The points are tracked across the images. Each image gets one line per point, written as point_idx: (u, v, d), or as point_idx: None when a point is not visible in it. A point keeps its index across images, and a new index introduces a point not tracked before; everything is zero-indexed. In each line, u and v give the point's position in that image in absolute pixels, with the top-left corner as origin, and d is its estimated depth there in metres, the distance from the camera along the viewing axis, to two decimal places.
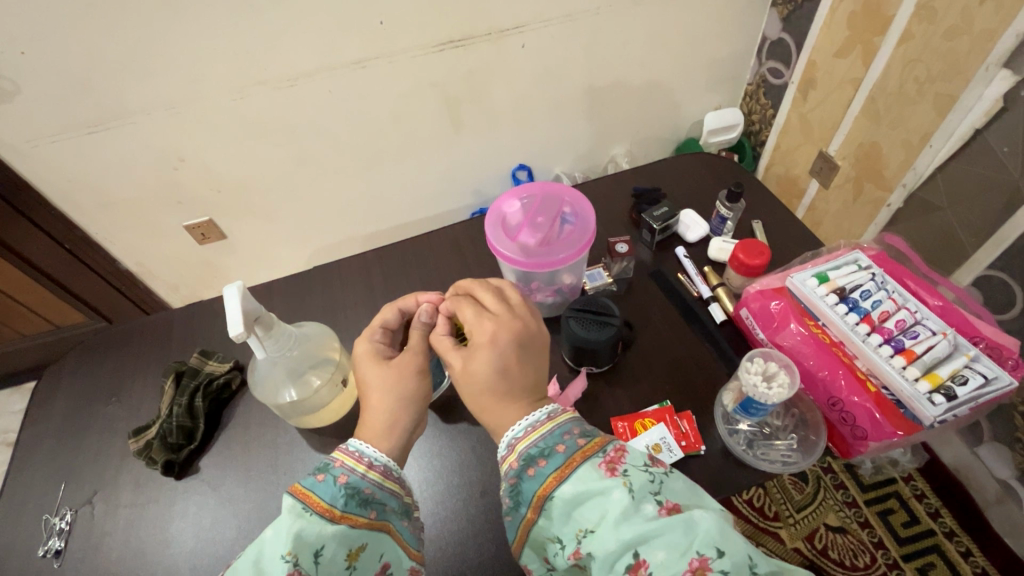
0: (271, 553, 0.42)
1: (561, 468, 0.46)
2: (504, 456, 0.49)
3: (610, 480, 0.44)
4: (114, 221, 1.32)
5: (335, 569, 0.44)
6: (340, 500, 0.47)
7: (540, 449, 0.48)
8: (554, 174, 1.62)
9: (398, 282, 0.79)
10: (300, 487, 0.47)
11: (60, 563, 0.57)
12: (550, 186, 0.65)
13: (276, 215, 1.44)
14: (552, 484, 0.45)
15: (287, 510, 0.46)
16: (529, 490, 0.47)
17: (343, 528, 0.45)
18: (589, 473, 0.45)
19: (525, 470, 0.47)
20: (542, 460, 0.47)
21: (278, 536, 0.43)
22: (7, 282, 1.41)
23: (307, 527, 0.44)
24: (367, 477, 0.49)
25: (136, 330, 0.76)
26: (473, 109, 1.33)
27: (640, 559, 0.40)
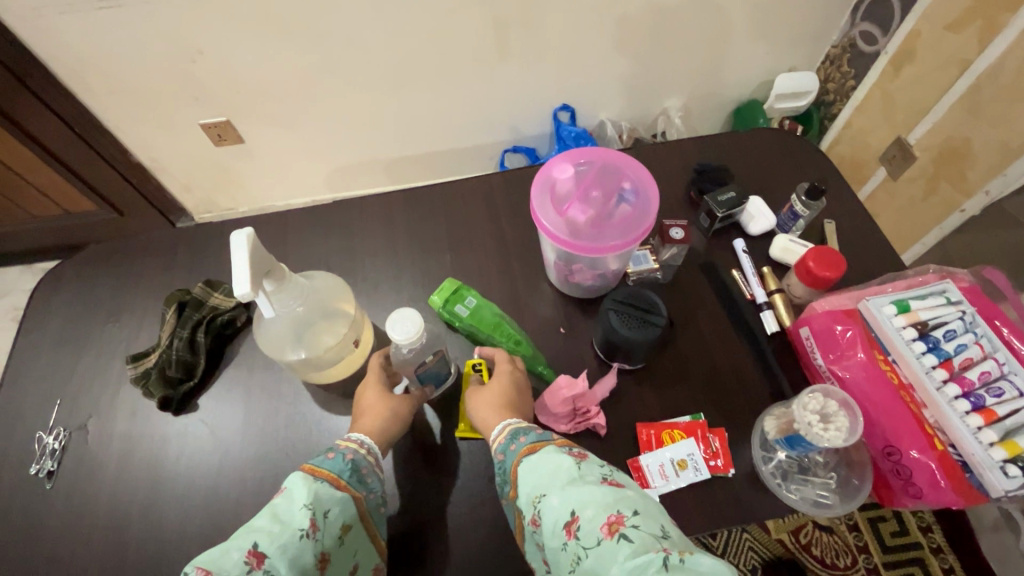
0: (289, 505, 0.44)
1: (531, 445, 0.48)
2: (493, 439, 0.51)
3: (570, 455, 0.45)
4: (126, 109, 1.24)
5: (333, 533, 0.45)
6: (345, 473, 0.49)
7: (515, 431, 0.50)
8: (599, 120, 1.49)
9: (422, 230, 0.72)
10: (310, 462, 0.49)
11: (53, 484, 0.56)
12: (610, 154, 0.57)
13: (296, 125, 1.35)
14: (522, 454, 0.47)
15: (296, 477, 0.47)
16: (507, 464, 0.49)
17: (345, 497, 0.48)
18: (552, 449, 0.46)
19: (506, 445, 0.49)
20: (521, 437, 0.49)
21: (295, 492, 0.45)
22: (12, 161, 1.31)
23: (321, 489, 0.46)
24: (366, 457, 0.52)
25: (138, 244, 0.70)
26: (522, 34, 1.19)
27: (573, 516, 0.40)
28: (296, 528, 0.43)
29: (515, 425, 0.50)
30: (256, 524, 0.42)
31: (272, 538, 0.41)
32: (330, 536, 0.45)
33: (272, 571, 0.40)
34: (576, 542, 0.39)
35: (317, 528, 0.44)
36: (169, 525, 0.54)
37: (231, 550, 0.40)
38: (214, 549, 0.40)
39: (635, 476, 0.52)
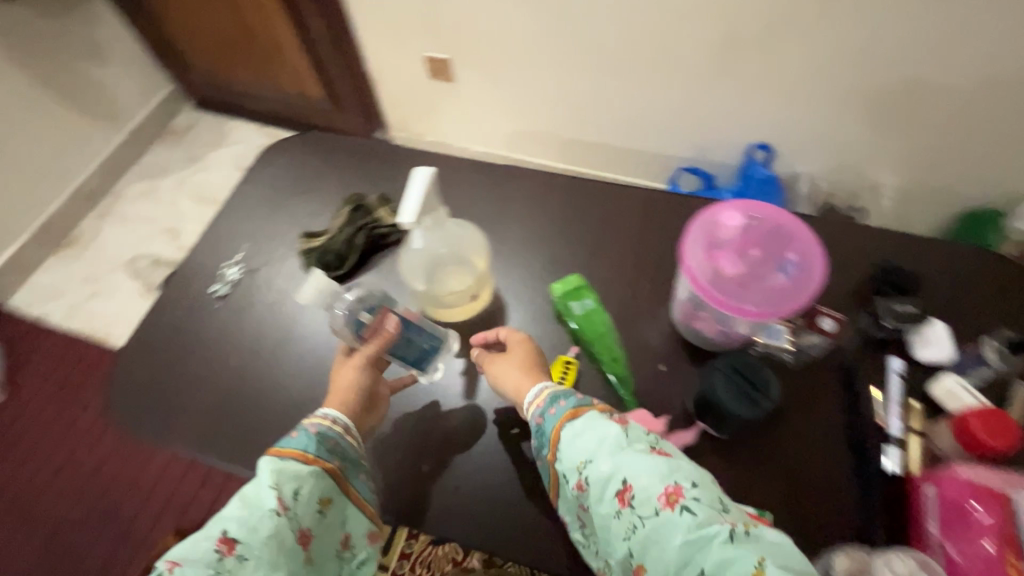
0: (258, 487, 0.51)
1: (573, 411, 0.52)
2: (529, 401, 0.56)
3: (613, 423, 0.50)
4: (378, 23, 1.43)
5: (309, 507, 0.52)
6: (312, 447, 0.55)
7: (555, 397, 0.54)
8: (794, 172, 1.36)
9: (570, 220, 0.74)
10: (276, 444, 0.55)
11: (220, 305, 0.71)
12: (790, 219, 0.53)
13: (503, 79, 1.45)
14: (565, 420, 0.52)
15: (265, 460, 0.53)
16: (548, 427, 0.53)
17: (315, 469, 0.53)
18: (596, 417, 0.51)
19: (548, 410, 0.53)
20: (561, 402, 0.53)
21: (260, 477, 0.51)
22: (285, 38, 1.60)
23: (284, 468, 0.52)
24: (332, 428, 0.56)
25: (343, 145, 0.83)
26: (751, 55, 1.16)
27: (626, 484, 0.46)
28: (267, 509, 0.50)
29: (553, 388, 0.55)
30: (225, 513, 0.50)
31: (244, 520, 0.49)
32: (305, 511, 0.52)
33: (245, 556, 0.48)
34: (632, 509, 0.45)
35: (286, 507, 0.51)
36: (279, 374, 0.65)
37: (204, 540, 0.48)
38: (184, 545, 0.48)
39: None
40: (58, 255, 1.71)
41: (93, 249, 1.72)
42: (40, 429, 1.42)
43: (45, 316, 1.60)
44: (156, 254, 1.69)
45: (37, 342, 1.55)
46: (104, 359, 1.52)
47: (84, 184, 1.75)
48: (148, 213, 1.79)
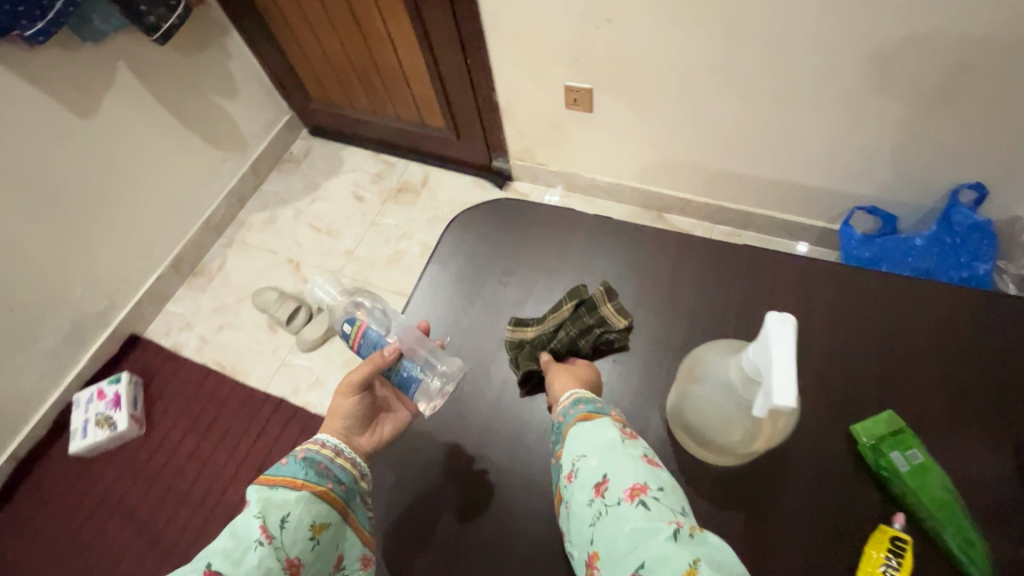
0: (243, 520, 0.48)
1: (590, 413, 0.50)
2: (559, 406, 0.53)
3: (615, 429, 0.48)
4: (516, 56, 1.34)
5: (300, 534, 0.48)
6: (302, 472, 0.51)
7: (584, 401, 0.52)
8: (1013, 216, 1.15)
9: (851, 315, 0.57)
10: (265, 473, 0.51)
11: (430, 417, 0.61)
12: None
13: (651, 111, 1.32)
14: (576, 418, 0.50)
15: (253, 491, 0.50)
16: (563, 424, 0.51)
17: (304, 494, 0.49)
18: (607, 423, 0.48)
19: (567, 410, 0.52)
20: (581, 405, 0.51)
21: (248, 507, 0.48)
22: (411, 69, 1.55)
23: (272, 498, 0.48)
24: (321, 453, 0.54)
25: (541, 215, 0.72)
26: (987, 87, 0.96)
27: (604, 479, 0.44)
28: (251, 539, 0.46)
29: (582, 394, 0.53)
30: (218, 543, 0.47)
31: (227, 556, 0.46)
32: (293, 539, 0.48)
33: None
34: (603, 498, 0.43)
35: (272, 537, 0.47)
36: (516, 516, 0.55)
37: (189, 572, 0.45)
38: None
39: None
40: (189, 285, 1.75)
41: (221, 280, 1.74)
42: (177, 462, 1.45)
43: (179, 348, 1.63)
44: (280, 286, 1.70)
45: (174, 374, 1.58)
46: (235, 394, 1.53)
47: (211, 215, 1.78)
48: (270, 243, 1.80)
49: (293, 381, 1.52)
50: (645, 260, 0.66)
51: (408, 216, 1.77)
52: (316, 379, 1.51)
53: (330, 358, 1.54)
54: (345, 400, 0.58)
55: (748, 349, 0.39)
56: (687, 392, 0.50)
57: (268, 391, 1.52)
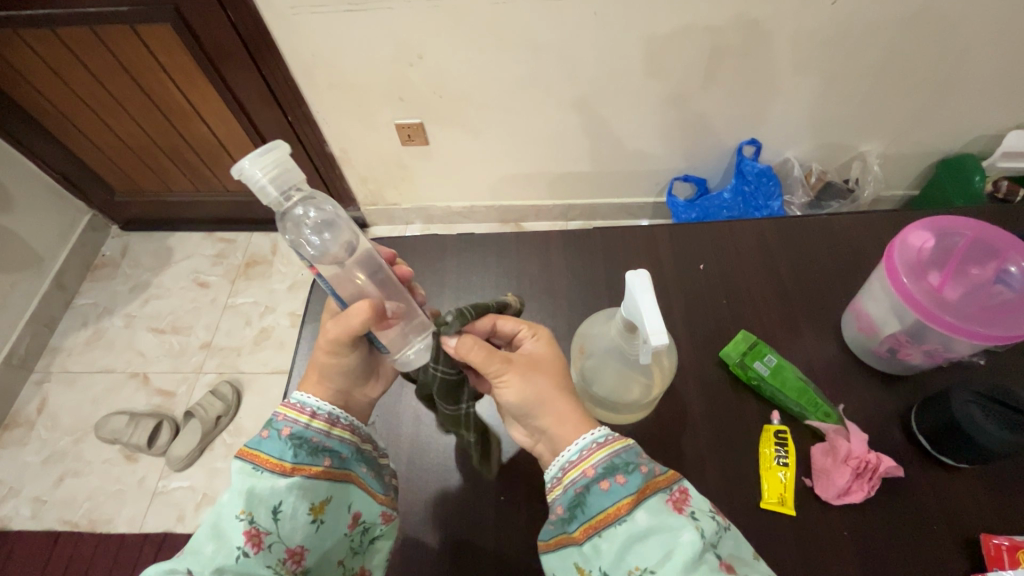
0: (227, 516, 0.44)
1: (635, 495, 0.41)
2: (570, 463, 0.44)
3: (679, 518, 0.40)
4: (339, 106, 1.34)
5: (298, 522, 0.45)
6: (289, 454, 0.47)
7: (622, 464, 0.42)
8: (784, 158, 1.43)
9: (693, 263, 0.67)
10: (246, 445, 0.47)
11: None
12: (988, 230, 0.50)
13: (483, 133, 1.40)
14: (625, 508, 0.41)
15: (238, 472, 0.46)
16: (596, 505, 0.42)
17: (296, 481, 0.46)
18: (660, 506, 0.41)
19: (599, 482, 0.42)
20: (621, 476, 0.42)
21: (233, 499, 0.44)
22: (228, 137, 1.46)
23: (258, 486, 0.45)
24: (312, 426, 0.49)
25: (406, 246, 0.72)
26: (735, 64, 1.19)
27: None
28: (236, 547, 0.43)
29: (611, 447, 0.43)
30: (203, 532, 0.44)
31: (207, 562, 0.42)
32: (290, 530, 0.45)
33: None
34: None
35: (263, 541, 0.44)
36: (468, 546, 0.53)
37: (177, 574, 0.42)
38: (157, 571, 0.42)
39: None
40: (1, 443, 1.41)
41: (45, 424, 1.44)
42: None
43: (6, 523, 1.30)
44: (129, 408, 1.45)
45: (6, 557, 1.26)
46: (100, 550, 1.26)
47: (12, 352, 1.47)
48: (103, 363, 1.53)
49: (175, 508, 1.30)
50: (516, 263, 0.70)
51: (265, 289, 1.64)
52: (203, 495, 1.31)
53: (215, 467, 1.35)
54: (327, 357, 0.50)
55: (622, 307, 0.44)
56: (579, 368, 0.54)
57: (144, 530, 1.28)
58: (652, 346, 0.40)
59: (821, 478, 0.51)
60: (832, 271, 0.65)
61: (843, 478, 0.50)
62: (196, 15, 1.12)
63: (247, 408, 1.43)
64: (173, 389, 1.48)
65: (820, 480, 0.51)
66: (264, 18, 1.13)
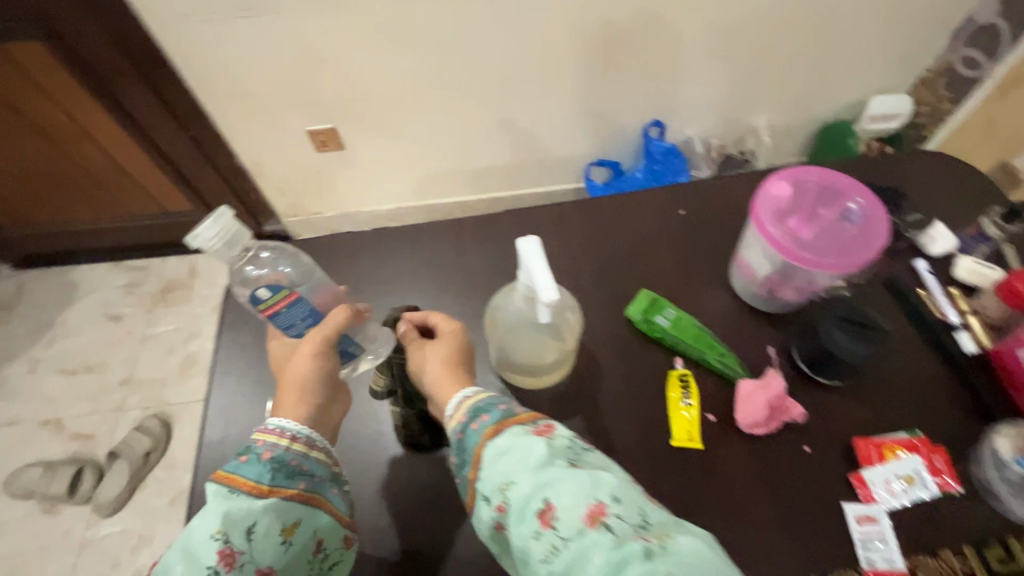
0: (199, 537, 0.42)
1: (496, 424, 0.45)
2: (449, 419, 0.48)
3: (537, 437, 0.43)
4: (246, 116, 1.30)
5: (270, 542, 0.44)
6: (267, 477, 0.46)
7: (485, 407, 0.46)
8: (687, 136, 1.54)
9: (599, 236, 0.71)
10: (221, 469, 0.46)
11: None
12: (832, 175, 0.57)
13: (400, 134, 1.40)
14: (486, 436, 0.44)
15: (212, 495, 0.45)
16: (470, 445, 0.45)
17: (272, 502, 0.45)
18: (519, 431, 0.43)
19: (468, 426, 0.46)
20: (484, 415, 0.46)
21: (207, 519, 0.43)
22: (126, 158, 1.37)
23: (234, 507, 0.44)
24: (293, 450, 0.48)
25: (320, 247, 0.72)
26: (630, 49, 1.26)
27: (547, 504, 0.38)
28: (206, 569, 0.41)
29: (473, 398, 0.47)
30: (169, 556, 0.42)
31: None
32: (263, 550, 0.44)
33: None
34: (553, 533, 0.37)
35: (236, 561, 0.42)
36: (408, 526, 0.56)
37: None
38: None
39: (860, 491, 0.53)
40: None
41: None
42: None
43: None
44: (43, 458, 1.34)
45: None
46: None
47: None
48: (6, 415, 1.40)
49: (109, 555, 1.22)
50: (432, 252, 0.71)
51: (187, 315, 1.56)
52: (140, 538, 1.24)
53: (149, 507, 1.27)
54: (307, 374, 0.50)
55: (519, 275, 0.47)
56: (494, 339, 0.57)
57: None
58: (546, 305, 0.44)
59: (743, 405, 0.56)
60: (720, 228, 0.72)
61: (756, 411, 0.55)
62: (72, 29, 1.05)
63: (179, 440, 1.36)
64: (92, 431, 1.38)
65: (745, 414, 0.56)
66: (149, 28, 1.07)
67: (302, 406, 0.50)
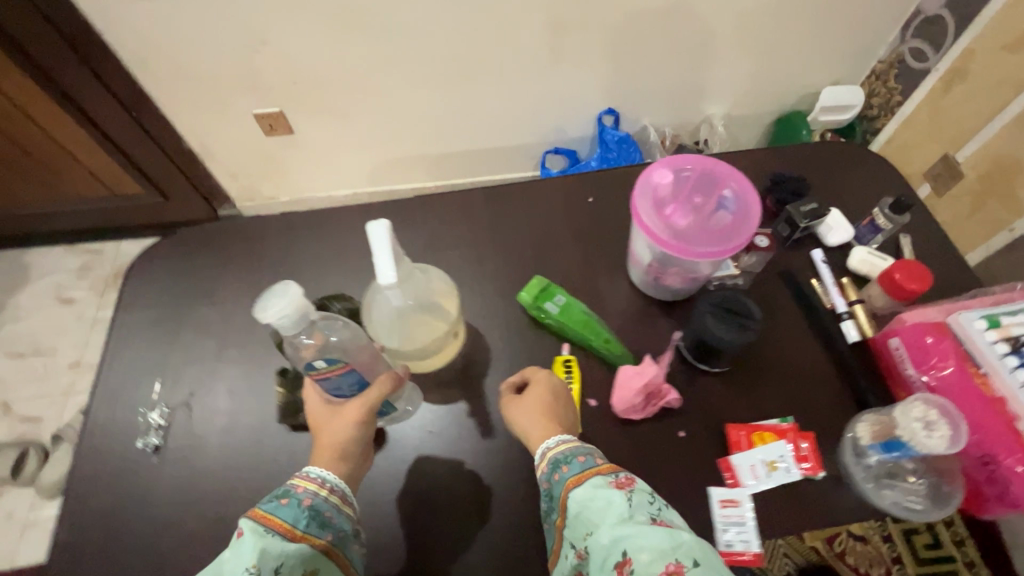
0: (232, 566, 0.39)
1: (580, 475, 0.46)
2: (538, 467, 0.50)
3: (617, 489, 0.43)
4: (190, 99, 1.29)
5: None
6: (302, 520, 0.45)
7: (565, 457, 0.48)
8: (642, 125, 1.53)
9: (505, 223, 0.72)
10: (261, 507, 0.45)
11: (158, 458, 0.56)
12: (708, 162, 0.57)
13: (349, 118, 1.39)
14: (569, 487, 0.45)
15: (247, 530, 0.42)
16: (557, 495, 0.47)
17: (303, 547, 0.44)
18: (600, 484, 0.44)
19: (553, 476, 0.48)
20: (565, 467, 0.47)
21: (242, 550, 0.40)
22: (70, 140, 1.35)
23: (270, 544, 0.42)
24: (329, 500, 0.48)
25: (226, 229, 0.71)
26: (576, 36, 1.25)
27: (624, 559, 0.38)
28: None
29: (557, 449, 0.49)
30: None
31: None
32: None
33: None
34: None
35: None
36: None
37: None
38: None
39: (727, 476, 0.54)
40: None
41: None
42: None
43: None
44: None
45: None
46: None
47: None
48: None
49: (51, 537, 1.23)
50: (337, 236, 0.71)
51: None
52: None
53: None
54: (354, 432, 0.51)
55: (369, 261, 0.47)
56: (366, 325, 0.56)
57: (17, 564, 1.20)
58: (392, 287, 0.45)
59: (620, 389, 0.57)
60: (625, 216, 0.72)
61: (632, 395, 0.56)
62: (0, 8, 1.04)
63: None
64: (39, 414, 1.38)
65: (621, 397, 0.56)
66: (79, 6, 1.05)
67: (343, 455, 0.51)
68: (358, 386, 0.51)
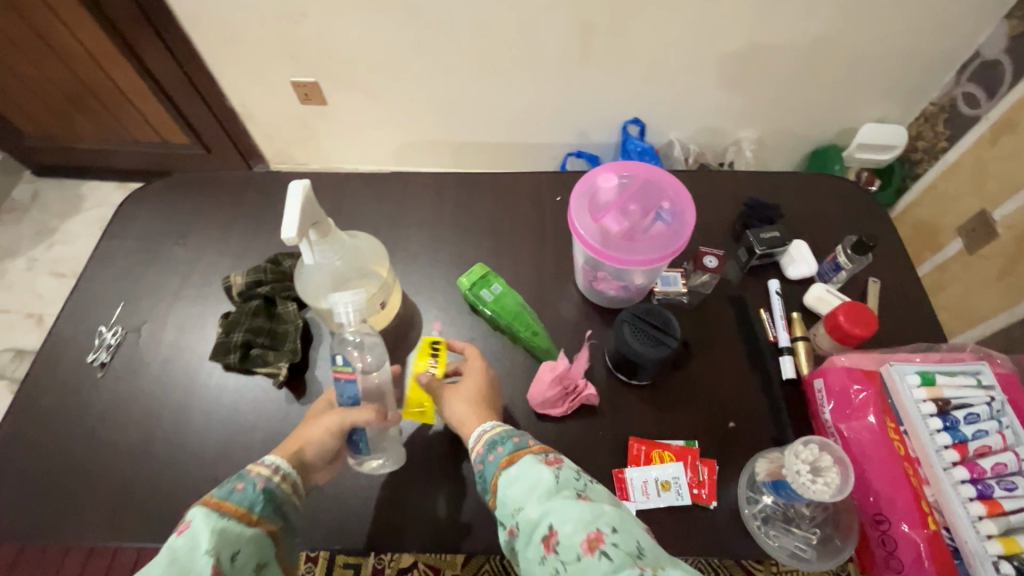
0: (193, 550, 0.39)
1: (510, 455, 0.46)
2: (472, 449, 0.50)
3: (547, 466, 0.44)
4: (236, 60, 1.37)
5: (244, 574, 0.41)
6: (258, 504, 0.45)
7: (499, 438, 0.48)
8: (667, 139, 1.50)
9: (469, 209, 0.74)
10: (214, 494, 0.43)
11: (104, 373, 0.62)
12: (648, 171, 0.58)
13: (379, 97, 1.44)
14: (502, 466, 0.46)
15: (199, 514, 0.41)
16: (489, 475, 0.47)
17: (257, 532, 0.43)
18: (529, 462, 0.45)
19: (485, 458, 0.48)
20: (499, 447, 0.47)
21: (199, 533, 0.40)
22: (127, 86, 1.45)
23: (228, 529, 0.41)
24: (282, 486, 0.47)
25: (213, 178, 0.77)
26: (607, 40, 1.23)
27: (551, 531, 0.39)
28: None
29: (493, 430, 0.49)
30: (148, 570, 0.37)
31: None
32: None
33: None
34: (555, 556, 0.39)
35: None
36: (190, 432, 0.58)
37: None
38: None
39: (617, 486, 0.54)
40: None
41: None
42: None
43: None
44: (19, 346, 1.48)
45: None
46: None
47: None
48: None
49: None
50: None
51: None
52: None
53: None
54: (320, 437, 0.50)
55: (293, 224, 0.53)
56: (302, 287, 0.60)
57: None
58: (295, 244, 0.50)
59: (535, 382, 0.57)
60: None
61: (545, 392, 0.56)
62: None
63: None
64: None
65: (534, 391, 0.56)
66: None
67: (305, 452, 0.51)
68: (352, 401, 0.52)
